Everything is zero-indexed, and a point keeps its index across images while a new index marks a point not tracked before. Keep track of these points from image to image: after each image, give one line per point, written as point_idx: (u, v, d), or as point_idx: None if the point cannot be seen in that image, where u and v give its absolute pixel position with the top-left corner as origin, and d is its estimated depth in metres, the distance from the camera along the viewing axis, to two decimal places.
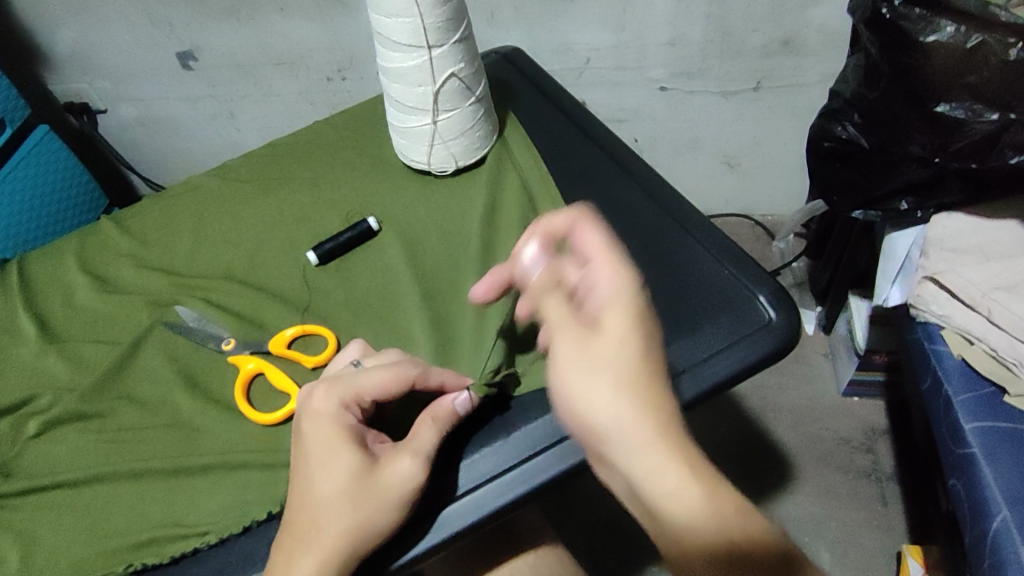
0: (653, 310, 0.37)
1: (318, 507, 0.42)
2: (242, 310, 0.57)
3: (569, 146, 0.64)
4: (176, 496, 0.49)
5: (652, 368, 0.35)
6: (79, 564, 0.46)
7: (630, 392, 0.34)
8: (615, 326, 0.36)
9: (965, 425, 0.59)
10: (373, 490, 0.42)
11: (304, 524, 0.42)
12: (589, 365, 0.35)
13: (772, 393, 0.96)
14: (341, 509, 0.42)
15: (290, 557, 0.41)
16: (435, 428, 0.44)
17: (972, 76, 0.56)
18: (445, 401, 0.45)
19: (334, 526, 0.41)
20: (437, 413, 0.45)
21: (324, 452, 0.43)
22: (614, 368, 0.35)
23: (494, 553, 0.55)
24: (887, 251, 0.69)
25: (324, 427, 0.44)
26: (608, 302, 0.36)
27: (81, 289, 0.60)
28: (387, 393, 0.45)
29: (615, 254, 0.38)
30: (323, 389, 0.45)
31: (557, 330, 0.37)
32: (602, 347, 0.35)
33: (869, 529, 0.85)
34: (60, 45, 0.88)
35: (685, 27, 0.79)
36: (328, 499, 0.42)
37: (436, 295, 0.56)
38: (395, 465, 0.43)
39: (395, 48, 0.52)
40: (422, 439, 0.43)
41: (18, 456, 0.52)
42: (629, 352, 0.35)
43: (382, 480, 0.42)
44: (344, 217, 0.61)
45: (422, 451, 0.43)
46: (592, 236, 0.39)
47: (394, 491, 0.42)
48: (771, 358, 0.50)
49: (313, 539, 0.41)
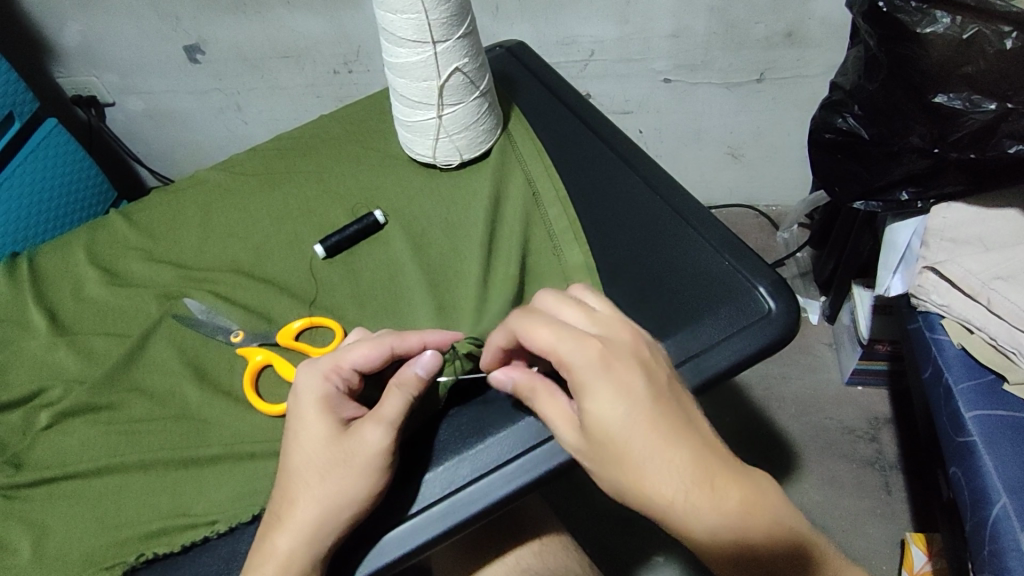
0: (627, 376, 0.38)
1: (289, 480, 0.43)
2: (249, 303, 0.58)
3: (573, 138, 0.65)
4: (186, 487, 0.49)
5: (648, 443, 0.37)
6: (91, 554, 0.47)
7: (637, 473, 0.37)
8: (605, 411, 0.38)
9: (966, 415, 0.59)
10: (341, 462, 0.43)
11: (280, 497, 0.43)
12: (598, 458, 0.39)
13: (775, 383, 0.96)
14: (307, 479, 0.43)
15: (269, 530, 0.43)
16: (397, 394, 0.44)
17: (969, 67, 0.56)
18: (408, 369, 0.44)
19: (303, 496, 0.42)
20: (399, 379, 0.44)
21: (297, 424, 0.45)
22: (613, 456, 0.38)
23: (499, 542, 0.56)
24: (889, 242, 0.70)
25: (301, 400, 0.45)
26: (586, 390, 0.38)
27: (90, 282, 0.61)
28: (364, 363, 0.46)
29: (564, 343, 0.39)
30: (305, 368, 0.46)
31: (562, 430, 0.41)
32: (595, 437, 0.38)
33: (871, 517, 0.85)
34: (66, 40, 0.89)
35: (688, 20, 0.79)
36: (299, 469, 0.43)
37: (442, 287, 0.56)
38: (359, 435, 0.43)
39: (401, 43, 0.53)
40: (387, 407, 0.43)
41: (30, 448, 0.52)
42: (620, 438, 0.37)
43: (348, 450, 0.43)
44: (351, 210, 0.61)
45: (384, 420, 0.43)
46: (542, 333, 0.40)
47: (360, 458, 0.43)
48: (771, 348, 0.51)
49: (286, 512, 0.42)
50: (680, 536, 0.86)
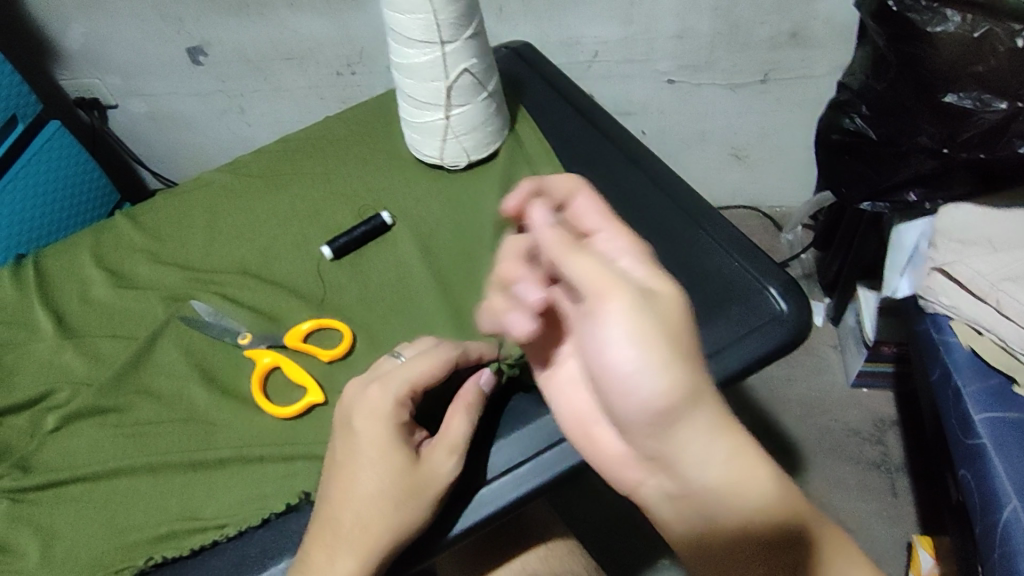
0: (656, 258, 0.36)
1: (361, 507, 0.42)
2: (257, 305, 0.57)
3: (580, 138, 0.65)
4: (195, 489, 0.49)
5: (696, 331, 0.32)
6: (100, 557, 0.47)
7: (696, 359, 0.31)
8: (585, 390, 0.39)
9: (975, 417, 0.59)
10: (417, 487, 0.42)
11: (347, 522, 0.42)
12: (656, 321, 0.30)
13: (780, 385, 0.96)
14: (385, 509, 0.41)
15: (331, 553, 0.41)
16: (468, 418, 0.45)
17: (980, 66, 0.56)
18: (471, 385, 0.46)
19: (379, 524, 0.41)
20: (469, 401, 0.46)
21: (375, 451, 0.42)
22: (677, 323, 0.31)
23: (507, 545, 0.56)
24: (897, 243, 0.71)
25: (380, 426, 0.43)
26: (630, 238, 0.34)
27: (96, 285, 0.60)
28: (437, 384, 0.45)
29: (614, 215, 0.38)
30: (377, 388, 0.44)
31: (602, 279, 0.31)
32: (660, 298, 0.31)
33: (878, 519, 0.85)
34: (68, 42, 0.88)
35: (692, 21, 0.79)
36: (374, 498, 0.42)
37: (450, 288, 0.56)
38: (437, 464, 0.43)
39: (409, 44, 0.53)
40: (456, 431, 0.44)
41: (37, 450, 0.52)
42: (683, 304, 0.32)
43: (428, 478, 0.43)
44: (358, 212, 0.61)
45: (457, 445, 0.44)
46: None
47: (435, 489, 0.43)
48: (781, 350, 0.51)
49: (356, 538, 0.41)
50: None
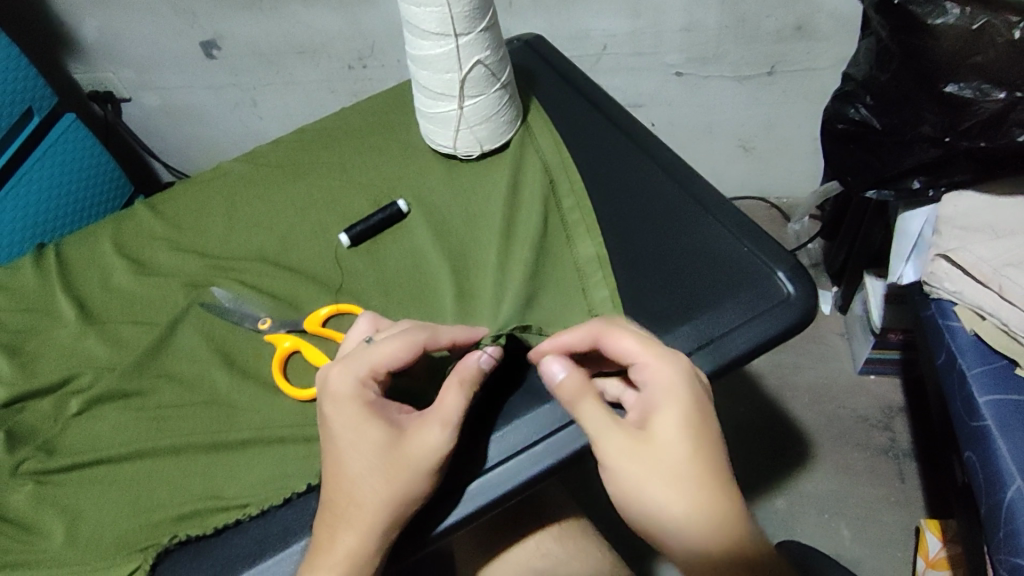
0: (684, 414, 0.40)
1: (351, 484, 0.43)
2: (277, 291, 0.58)
3: (592, 127, 0.66)
4: (218, 470, 0.50)
5: (693, 465, 0.39)
6: (125, 536, 0.48)
7: (670, 486, 0.39)
8: (664, 430, 0.40)
9: (978, 399, 0.60)
10: (405, 462, 0.43)
11: (342, 502, 0.43)
12: (639, 471, 0.40)
13: (788, 373, 0.97)
14: (373, 485, 0.42)
15: (332, 532, 0.42)
16: (463, 393, 0.44)
17: (979, 57, 0.57)
18: (469, 362, 0.46)
19: (369, 499, 0.42)
20: (464, 376, 0.45)
21: (349, 431, 0.44)
22: (659, 469, 0.40)
23: (527, 522, 0.57)
24: (901, 230, 0.71)
25: (345, 408, 0.44)
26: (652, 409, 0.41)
27: (117, 272, 0.62)
28: (403, 362, 0.45)
29: (649, 351, 0.43)
30: (338, 370, 0.45)
31: (599, 438, 0.41)
32: (647, 450, 0.40)
33: (886, 504, 0.87)
34: (83, 36, 0.90)
35: (700, 14, 0.80)
36: (361, 475, 0.43)
37: (464, 273, 0.57)
38: (424, 437, 0.43)
39: (424, 36, 0.54)
40: (449, 406, 0.43)
41: (61, 433, 0.53)
42: (673, 454, 0.40)
43: (414, 449, 0.43)
44: (374, 200, 0.62)
45: (450, 419, 0.43)
46: (628, 342, 0.43)
47: (425, 461, 0.43)
48: (789, 333, 0.52)
49: (352, 514, 0.42)
50: None
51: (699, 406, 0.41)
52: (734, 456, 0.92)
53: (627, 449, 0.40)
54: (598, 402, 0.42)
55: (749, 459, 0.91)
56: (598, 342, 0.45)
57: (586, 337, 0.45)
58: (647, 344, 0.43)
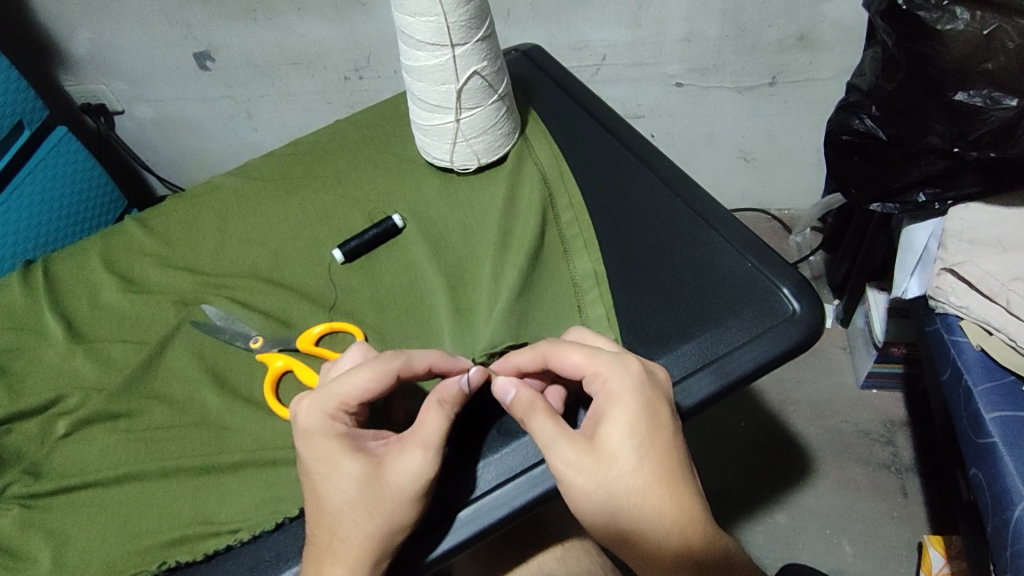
0: (635, 419, 0.41)
1: (334, 518, 0.42)
2: (269, 308, 0.57)
3: (591, 141, 0.65)
4: (207, 494, 0.49)
5: (644, 472, 0.40)
6: (113, 563, 0.46)
7: (622, 493, 0.40)
8: (615, 441, 0.41)
9: (985, 416, 0.59)
10: (386, 491, 0.41)
11: (325, 535, 0.42)
12: (589, 480, 0.41)
13: (790, 387, 0.96)
14: (356, 517, 0.41)
15: (318, 567, 0.41)
16: (442, 414, 0.43)
17: (989, 64, 0.56)
18: (451, 383, 0.44)
19: (353, 531, 0.41)
20: (444, 396, 0.44)
21: (324, 464, 0.42)
22: (609, 478, 0.40)
23: (525, 545, 0.56)
24: (905, 244, 0.71)
25: (316, 444, 0.43)
26: (603, 418, 0.42)
27: (106, 289, 0.60)
28: (373, 392, 0.44)
29: (600, 361, 0.43)
30: (309, 402, 0.44)
31: (550, 450, 0.42)
32: (598, 459, 0.41)
33: (890, 520, 0.85)
34: (76, 47, 0.88)
35: (700, 24, 0.79)
36: (343, 508, 0.41)
37: (460, 289, 0.56)
38: (405, 463, 0.42)
39: (418, 46, 0.53)
40: (429, 430, 0.42)
41: (48, 456, 0.52)
42: (623, 463, 0.40)
43: (394, 477, 0.41)
44: (369, 215, 0.61)
45: (431, 442, 0.42)
46: (576, 355, 0.43)
47: (408, 488, 0.41)
48: (794, 351, 0.51)
49: (337, 548, 0.41)
50: None
51: (649, 411, 0.41)
52: (735, 471, 0.90)
53: (582, 466, 0.41)
54: (550, 419, 0.42)
55: (751, 474, 0.90)
56: (547, 359, 0.45)
57: (535, 356, 0.45)
58: (593, 352, 0.43)
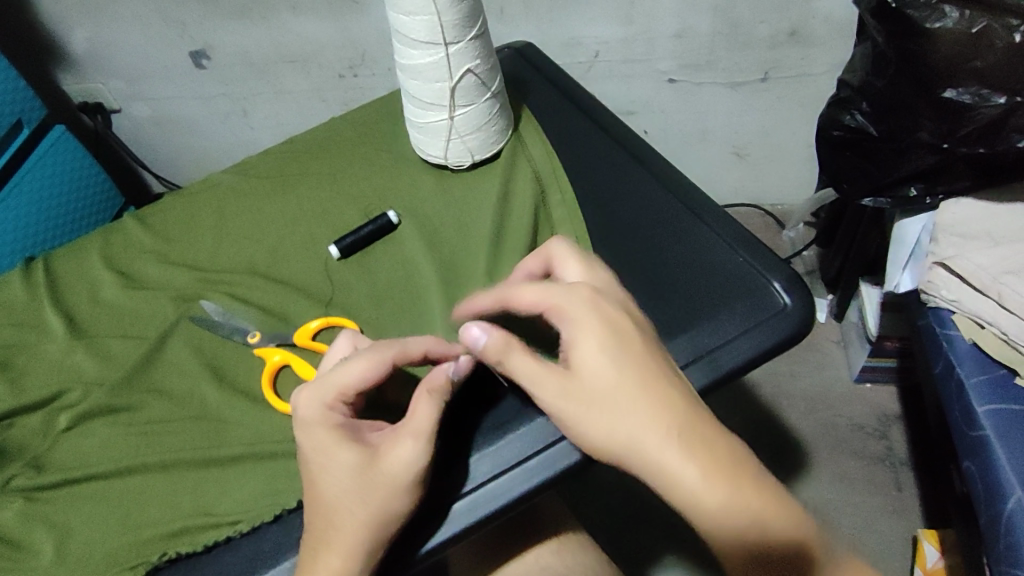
0: (608, 338, 0.40)
1: (330, 508, 0.42)
2: (266, 304, 0.58)
3: (583, 137, 0.65)
4: (208, 486, 0.50)
5: (629, 386, 0.39)
6: (115, 553, 0.47)
7: (619, 413, 0.39)
8: (590, 361, 0.40)
9: (977, 409, 0.59)
10: (381, 481, 0.42)
11: (322, 525, 0.43)
12: (575, 405, 0.40)
13: (785, 381, 0.97)
14: (352, 507, 0.42)
15: (315, 556, 0.42)
16: (434, 402, 0.43)
17: (977, 62, 0.57)
18: (439, 372, 0.45)
19: (348, 521, 0.42)
20: (433, 385, 0.44)
21: (321, 455, 0.43)
22: (597, 401, 0.39)
23: (519, 537, 0.57)
24: (897, 238, 0.71)
25: (313, 434, 0.44)
26: (574, 341, 0.41)
27: (106, 286, 0.61)
28: (369, 381, 0.44)
29: (556, 290, 0.42)
30: (306, 392, 0.44)
31: (534, 385, 0.41)
32: (580, 384, 0.40)
33: (884, 513, 0.86)
34: (73, 46, 0.89)
35: (692, 20, 0.80)
36: (339, 498, 0.42)
37: (453, 285, 0.57)
38: (398, 451, 0.42)
39: (412, 45, 0.53)
40: (420, 418, 0.43)
41: (50, 450, 0.53)
42: (606, 380, 0.39)
43: (387, 465, 0.42)
44: (364, 211, 0.62)
45: (422, 431, 0.42)
46: (530, 292, 0.42)
47: (401, 477, 0.42)
48: (786, 344, 0.51)
49: (333, 537, 0.42)
50: (694, 534, 0.87)
51: (614, 328, 0.41)
52: None
53: (565, 391, 0.40)
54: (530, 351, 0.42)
55: None
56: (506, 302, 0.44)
57: (543, 258, 0.47)
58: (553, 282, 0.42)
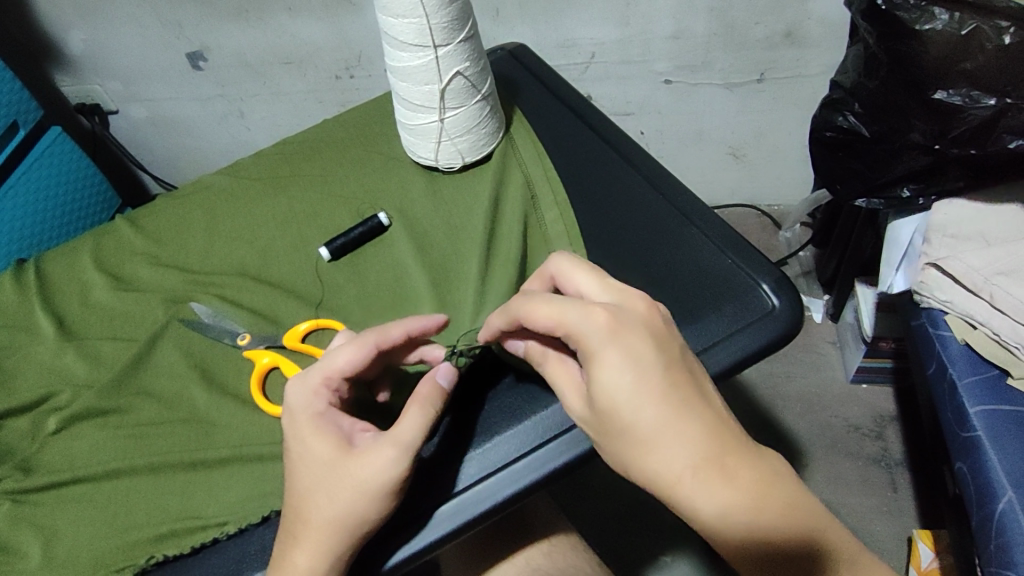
0: (632, 371, 0.36)
1: (302, 502, 0.43)
2: (256, 306, 0.58)
3: (575, 139, 0.65)
4: (196, 488, 0.50)
5: (644, 427, 0.36)
6: (102, 556, 0.47)
7: (640, 451, 0.36)
8: (604, 392, 0.36)
9: (970, 410, 0.59)
10: (353, 482, 0.42)
11: (293, 518, 0.43)
12: (601, 434, 0.38)
13: (780, 382, 0.97)
14: (321, 503, 0.42)
15: (285, 549, 0.43)
16: (421, 415, 0.43)
17: (968, 63, 0.56)
18: (428, 381, 0.45)
19: (316, 517, 0.42)
20: (423, 397, 0.44)
21: (301, 445, 0.43)
22: (618, 432, 0.37)
23: (509, 541, 0.56)
24: (891, 238, 0.71)
25: (298, 421, 0.44)
26: (593, 361, 0.37)
27: (97, 288, 0.61)
28: (356, 368, 0.44)
29: (568, 315, 0.38)
30: (296, 378, 0.45)
31: (569, 400, 0.41)
32: (601, 413, 0.37)
33: (878, 514, 0.86)
34: (69, 48, 0.89)
35: (688, 21, 0.79)
36: (312, 491, 0.42)
37: (443, 287, 0.57)
38: (376, 457, 0.42)
39: (402, 47, 0.53)
40: (404, 429, 0.42)
41: (39, 452, 0.52)
42: (622, 414, 0.36)
43: (361, 469, 0.42)
44: (356, 212, 0.62)
45: (405, 442, 0.42)
46: (542, 312, 0.39)
47: (374, 482, 0.42)
48: (775, 345, 0.51)
49: (301, 532, 0.42)
50: (689, 535, 0.87)
51: (634, 359, 0.36)
52: None
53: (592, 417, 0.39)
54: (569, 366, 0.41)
55: None
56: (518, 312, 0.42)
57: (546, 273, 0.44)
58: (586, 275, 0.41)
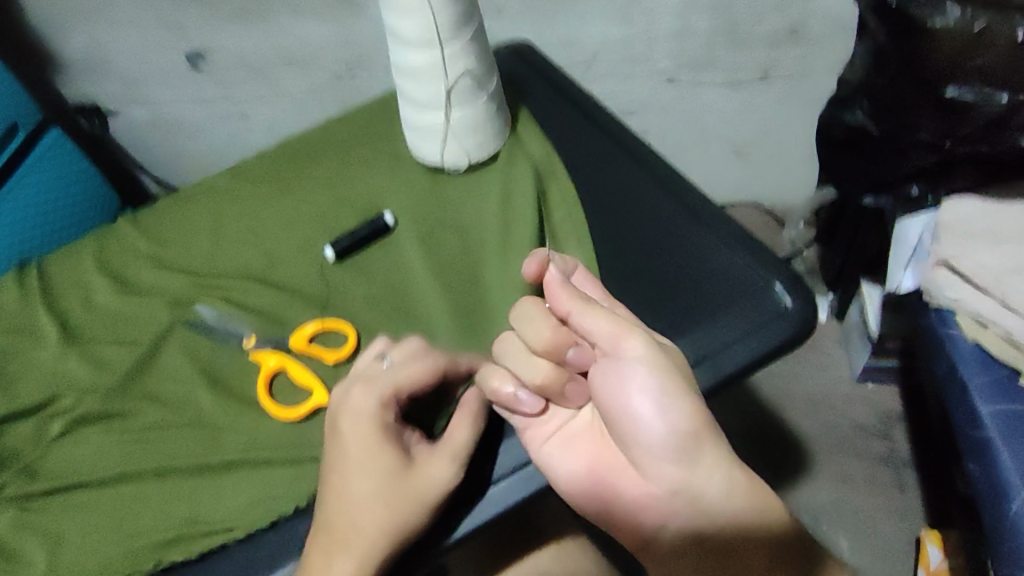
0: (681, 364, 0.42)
1: (355, 509, 0.42)
2: (262, 309, 0.58)
3: (581, 138, 0.65)
4: (203, 494, 0.49)
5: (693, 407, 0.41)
6: (108, 562, 0.46)
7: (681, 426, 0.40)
8: (668, 363, 0.41)
9: (981, 410, 0.59)
10: (413, 493, 0.42)
11: (341, 525, 0.42)
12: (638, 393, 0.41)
13: (786, 382, 0.96)
14: (378, 511, 0.41)
15: (328, 558, 0.41)
16: (473, 427, 0.45)
17: (981, 59, 0.56)
18: (477, 395, 0.46)
19: (373, 525, 0.41)
20: (474, 408, 0.46)
21: (363, 451, 0.42)
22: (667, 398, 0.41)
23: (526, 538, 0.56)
24: (900, 237, 0.71)
25: (362, 429, 0.43)
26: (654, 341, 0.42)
27: (100, 290, 0.61)
28: (423, 386, 0.45)
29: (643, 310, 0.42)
30: (360, 386, 0.45)
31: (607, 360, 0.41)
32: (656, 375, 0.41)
33: (885, 514, 0.85)
34: (68, 49, 0.88)
35: (692, 19, 0.79)
36: (369, 498, 0.42)
37: (451, 288, 0.56)
38: (435, 467, 0.43)
39: (408, 46, 0.53)
40: (458, 439, 0.44)
41: (43, 457, 0.52)
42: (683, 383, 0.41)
43: (422, 479, 0.42)
44: (361, 214, 0.61)
45: (460, 452, 0.44)
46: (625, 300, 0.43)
47: (432, 493, 0.42)
48: (787, 345, 0.51)
49: (352, 540, 0.41)
50: None
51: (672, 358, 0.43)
52: None
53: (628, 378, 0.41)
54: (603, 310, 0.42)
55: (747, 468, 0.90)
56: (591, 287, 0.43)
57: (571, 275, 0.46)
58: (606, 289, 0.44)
